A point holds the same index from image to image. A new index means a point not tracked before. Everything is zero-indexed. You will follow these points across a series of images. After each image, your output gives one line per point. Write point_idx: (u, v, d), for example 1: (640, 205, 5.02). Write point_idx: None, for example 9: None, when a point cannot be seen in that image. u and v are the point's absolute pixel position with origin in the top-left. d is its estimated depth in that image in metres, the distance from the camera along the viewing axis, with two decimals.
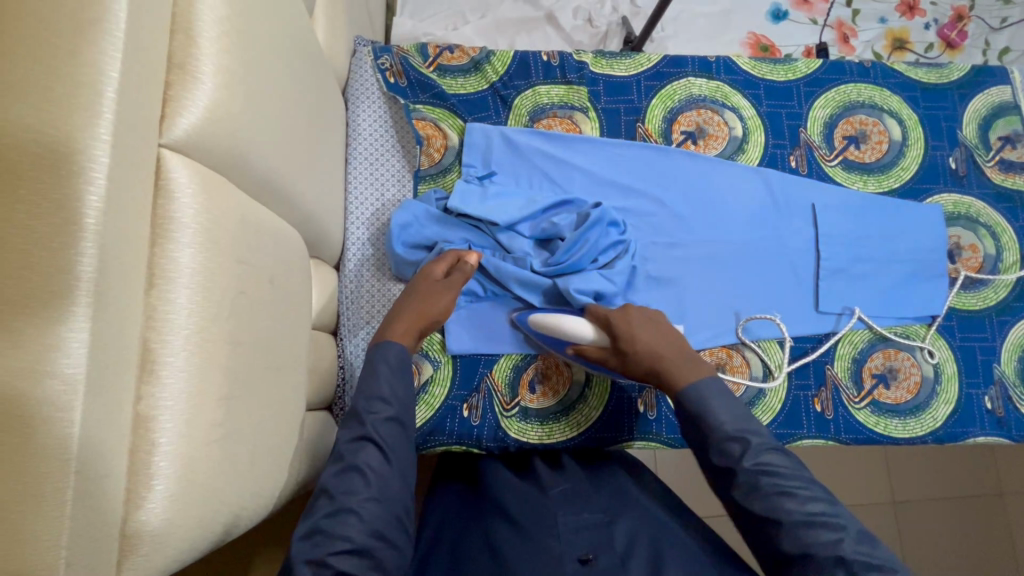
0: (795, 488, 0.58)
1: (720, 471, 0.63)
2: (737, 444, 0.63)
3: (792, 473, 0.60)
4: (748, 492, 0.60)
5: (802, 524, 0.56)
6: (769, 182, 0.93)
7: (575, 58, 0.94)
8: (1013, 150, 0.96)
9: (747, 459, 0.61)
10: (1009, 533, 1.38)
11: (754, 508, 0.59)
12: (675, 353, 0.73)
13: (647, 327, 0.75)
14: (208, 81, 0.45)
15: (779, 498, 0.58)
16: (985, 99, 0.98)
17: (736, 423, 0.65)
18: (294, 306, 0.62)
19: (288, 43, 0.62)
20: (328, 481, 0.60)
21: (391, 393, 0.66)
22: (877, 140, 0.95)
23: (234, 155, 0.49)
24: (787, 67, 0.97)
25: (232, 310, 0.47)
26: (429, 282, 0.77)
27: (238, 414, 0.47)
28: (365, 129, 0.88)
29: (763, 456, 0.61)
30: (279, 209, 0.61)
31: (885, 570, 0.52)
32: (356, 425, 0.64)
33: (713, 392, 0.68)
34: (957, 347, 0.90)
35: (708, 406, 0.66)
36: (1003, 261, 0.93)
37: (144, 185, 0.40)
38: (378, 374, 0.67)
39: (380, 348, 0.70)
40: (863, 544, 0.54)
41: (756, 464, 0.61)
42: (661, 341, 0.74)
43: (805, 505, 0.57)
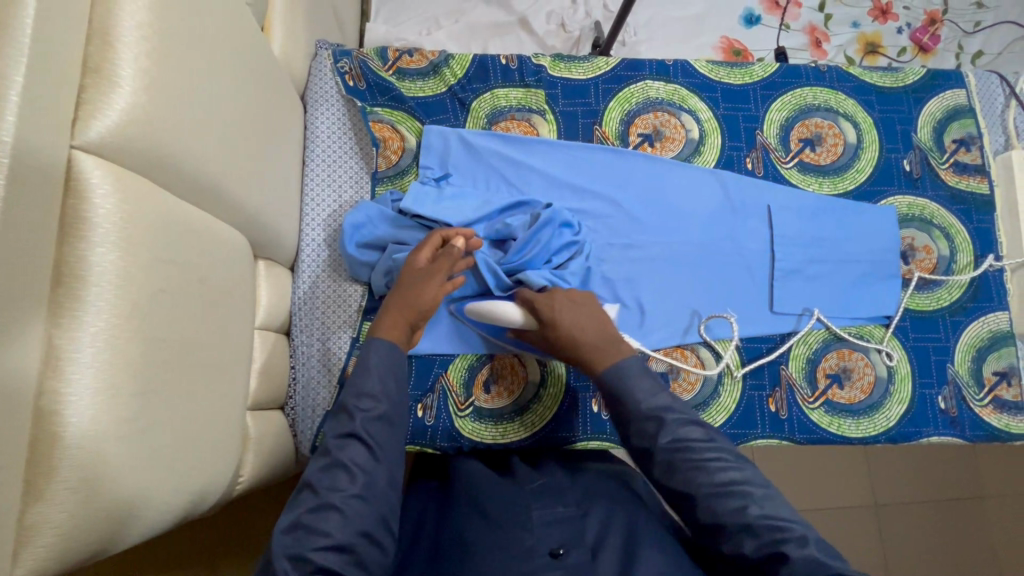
0: (706, 460, 0.61)
1: (640, 452, 0.65)
2: (653, 422, 0.65)
3: (705, 446, 0.62)
4: (665, 469, 0.62)
5: (713, 495, 0.59)
6: (725, 184, 0.93)
7: (533, 62, 0.95)
8: (968, 153, 0.97)
9: (662, 437, 0.63)
10: (987, 536, 1.37)
11: (672, 485, 0.61)
12: (597, 334, 0.73)
13: (575, 310, 0.75)
14: (125, 84, 0.46)
15: (692, 472, 0.60)
16: (940, 102, 0.99)
17: (652, 402, 0.66)
18: (233, 305, 0.63)
19: (230, 47, 0.64)
20: (312, 475, 0.60)
21: (380, 390, 0.66)
22: (833, 143, 0.96)
23: (161, 157, 0.50)
24: (744, 71, 0.98)
25: (152, 308, 0.48)
26: (413, 273, 0.76)
27: (158, 411, 0.48)
28: (323, 132, 0.89)
29: (678, 433, 0.63)
30: (218, 209, 0.62)
31: (787, 530, 0.55)
32: (343, 421, 0.63)
33: (631, 372, 0.69)
34: (911, 347, 0.91)
35: (627, 388, 0.68)
36: (957, 262, 0.94)
37: (55, 186, 0.41)
38: (368, 371, 0.67)
39: (369, 346, 0.70)
40: (768, 507, 0.57)
41: (671, 441, 0.63)
42: (583, 323, 0.74)
43: (714, 476, 0.59)
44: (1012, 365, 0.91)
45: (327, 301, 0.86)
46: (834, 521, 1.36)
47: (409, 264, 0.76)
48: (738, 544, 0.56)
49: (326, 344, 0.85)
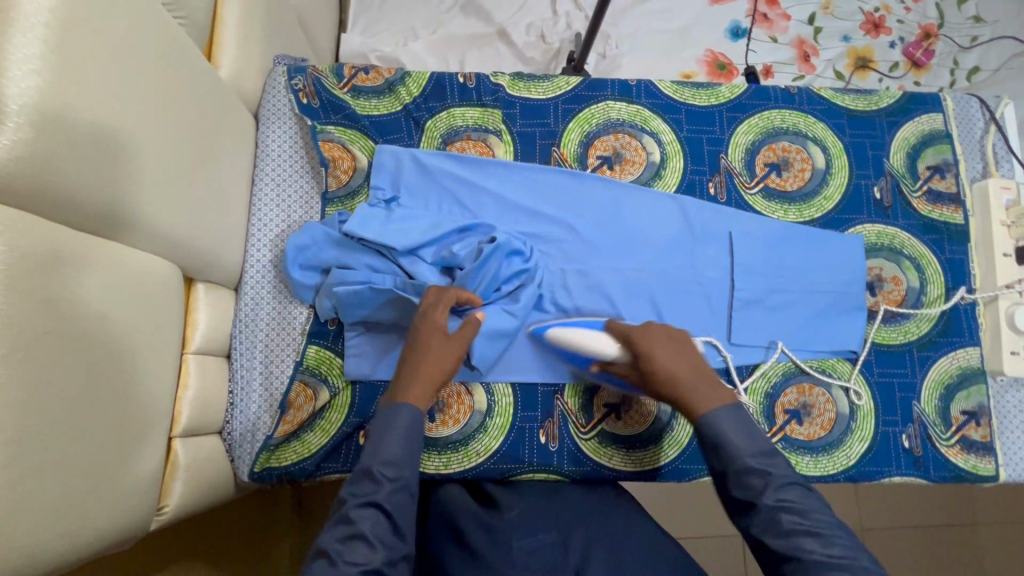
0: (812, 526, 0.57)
1: (742, 505, 0.62)
2: (760, 476, 0.62)
3: (808, 511, 0.58)
4: (766, 527, 0.59)
5: (822, 564, 0.54)
6: (685, 209, 0.91)
7: (491, 80, 0.93)
8: (942, 180, 0.94)
9: (768, 494, 0.60)
10: (981, 566, 1.32)
11: (774, 548, 0.58)
12: (693, 376, 0.71)
13: (669, 351, 0.73)
14: (8, 120, 0.46)
15: (801, 535, 0.57)
16: (915, 127, 0.95)
17: (756, 457, 0.63)
18: (148, 334, 0.62)
19: (156, 72, 0.63)
20: (328, 541, 0.58)
21: (405, 459, 0.64)
22: (800, 168, 0.93)
23: (52, 188, 0.50)
24: (710, 92, 0.95)
25: (35, 347, 0.47)
26: (440, 336, 0.74)
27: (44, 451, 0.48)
28: (274, 150, 0.88)
29: (784, 493, 0.60)
30: (136, 236, 0.61)
31: None
32: (366, 487, 0.61)
33: (732, 425, 0.66)
34: (874, 383, 0.88)
35: (727, 438, 0.65)
36: (927, 295, 0.90)
37: None
38: (395, 439, 0.65)
39: (394, 413, 0.67)
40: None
41: (777, 500, 0.60)
42: (676, 363, 0.72)
43: (823, 545, 0.56)
44: (981, 405, 0.87)
45: (272, 325, 0.84)
46: None
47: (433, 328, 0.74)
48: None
49: (268, 367, 0.83)
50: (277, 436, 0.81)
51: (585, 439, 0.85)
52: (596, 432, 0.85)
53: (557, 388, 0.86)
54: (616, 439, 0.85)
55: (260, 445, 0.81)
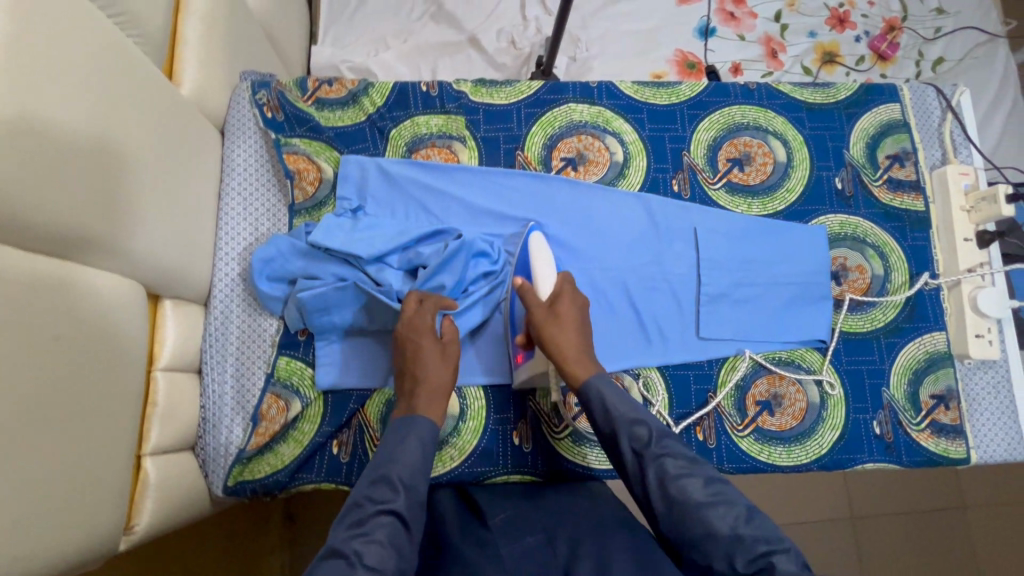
0: (692, 472, 0.61)
1: (627, 456, 0.65)
2: (642, 429, 0.66)
3: (688, 463, 0.62)
4: (656, 479, 0.62)
5: (704, 504, 0.58)
6: (650, 207, 0.92)
7: (454, 88, 0.94)
8: (902, 168, 0.95)
9: (653, 445, 0.64)
10: (968, 549, 1.33)
11: (660, 493, 0.61)
12: (584, 343, 0.75)
13: (577, 318, 0.76)
14: None
15: (683, 481, 0.60)
16: (873, 117, 0.97)
17: (641, 414, 0.68)
18: (109, 353, 0.62)
19: (113, 92, 0.63)
20: (342, 543, 0.55)
21: (422, 473, 0.63)
22: (762, 162, 0.94)
23: (3, 211, 0.50)
24: (670, 91, 0.96)
25: None
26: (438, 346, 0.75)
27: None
28: (239, 164, 0.89)
29: (667, 444, 0.64)
30: (89, 254, 0.61)
31: (775, 544, 0.54)
32: (385, 493, 0.60)
33: (610, 390, 0.70)
34: (843, 371, 0.89)
35: (615, 398, 0.69)
36: (892, 282, 0.91)
37: None
38: (415, 450, 0.65)
39: (413, 426, 0.68)
40: (756, 522, 0.56)
41: (661, 449, 0.64)
42: (576, 329, 0.75)
43: (705, 488, 0.60)
44: (950, 388, 0.88)
45: (242, 338, 0.84)
46: (812, 535, 1.32)
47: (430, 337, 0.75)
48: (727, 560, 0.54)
49: (239, 380, 0.83)
50: (250, 449, 0.81)
51: (559, 439, 0.85)
52: (569, 431, 0.86)
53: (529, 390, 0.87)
54: (589, 438, 0.86)
55: (232, 458, 0.81)
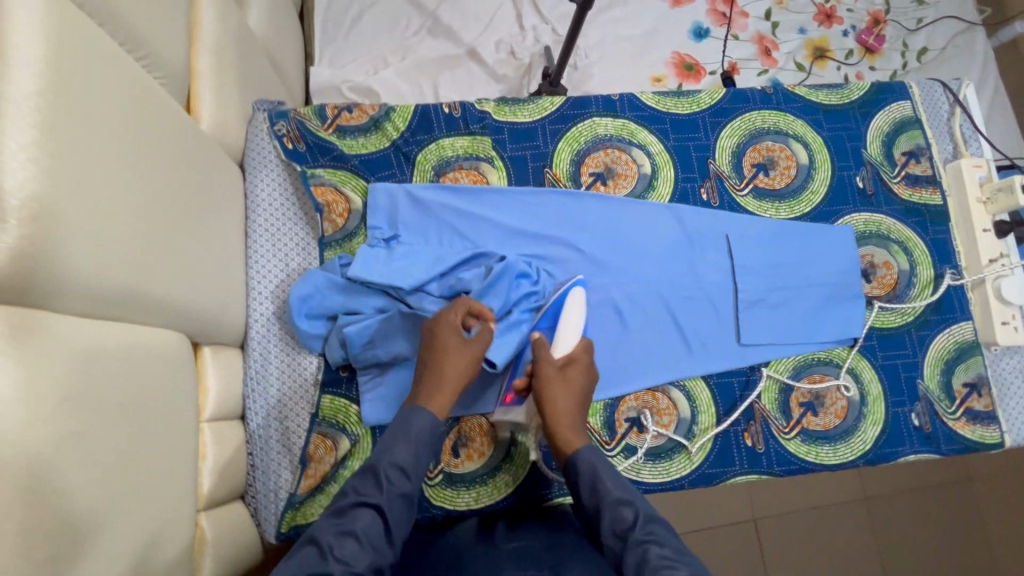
0: (673, 560, 0.55)
1: (612, 543, 0.60)
2: (627, 507, 0.62)
3: (673, 554, 0.56)
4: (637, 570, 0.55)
5: None
6: (681, 217, 0.92)
7: (477, 108, 0.93)
8: (918, 164, 0.98)
9: (638, 528, 0.59)
10: (979, 520, 1.37)
11: None
12: (579, 419, 0.72)
13: (582, 392, 0.75)
14: (10, 219, 0.42)
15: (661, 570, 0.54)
16: (887, 115, 0.99)
17: (630, 494, 0.64)
18: (163, 415, 0.59)
19: (146, 138, 0.60)
20: (321, 532, 0.57)
21: (412, 468, 0.63)
22: (785, 165, 0.96)
23: (62, 280, 0.46)
24: (691, 99, 0.97)
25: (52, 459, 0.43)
26: (456, 340, 0.73)
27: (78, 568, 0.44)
28: (265, 200, 0.86)
29: (652, 529, 0.59)
30: (142, 314, 0.57)
31: None
32: (369, 487, 0.61)
33: (602, 467, 0.67)
34: (880, 366, 0.91)
35: (603, 475, 0.66)
36: (918, 276, 0.94)
37: None
38: (404, 445, 0.64)
39: (410, 416, 0.67)
40: None
41: (646, 532, 0.59)
42: (577, 401, 0.74)
43: None
44: (980, 375, 0.90)
45: (282, 379, 0.82)
46: (833, 518, 1.34)
47: (450, 333, 0.73)
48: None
49: (282, 422, 0.81)
50: (301, 492, 0.78)
51: (611, 456, 0.85)
52: (621, 447, 0.85)
53: None
54: (641, 451, 0.85)
55: (284, 504, 0.78)
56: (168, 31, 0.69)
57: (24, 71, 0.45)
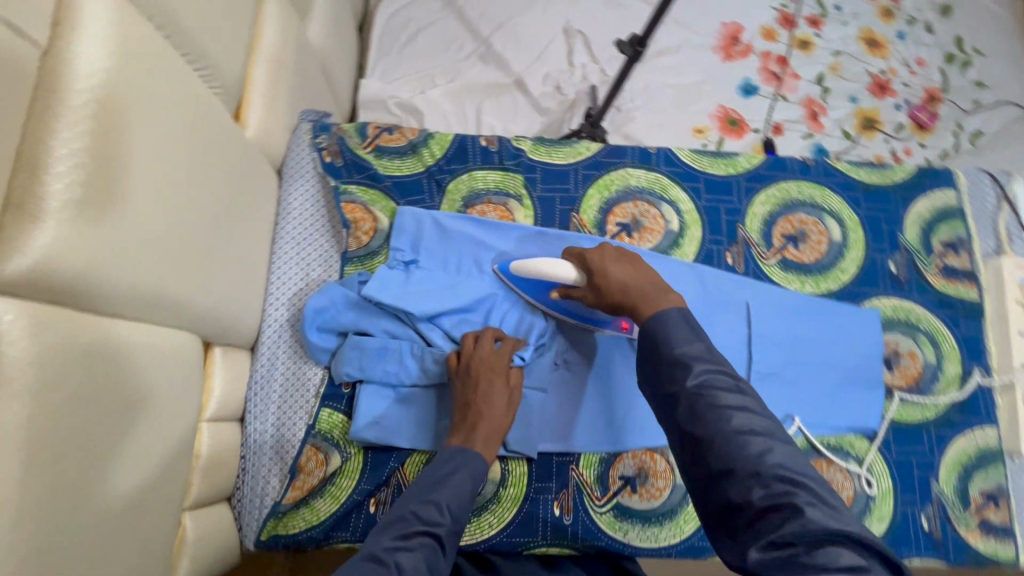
0: (728, 405, 0.56)
1: (667, 398, 0.60)
2: (681, 367, 0.59)
3: (729, 395, 0.57)
4: (688, 416, 0.57)
5: (729, 437, 0.54)
6: (703, 279, 0.91)
7: (514, 145, 0.95)
8: (956, 256, 0.95)
9: (691, 381, 0.58)
10: None
11: (693, 429, 0.56)
12: (644, 286, 0.70)
13: (624, 264, 0.74)
14: (49, 220, 0.44)
15: (712, 415, 0.56)
16: (928, 201, 0.97)
17: (686, 348, 0.61)
18: (168, 416, 0.60)
19: (192, 143, 0.62)
20: (385, 544, 0.59)
21: (465, 508, 0.66)
22: (817, 240, 0.94)
23: (88, 280, 0.48)
24: (728, 162, 0.96)
25: (53, 457, 0.44)
26: (501, 387, 0.78)
27: (54, 567, 0.45)
28: (296, 209, 0.88)
29: (707, 379, 0.58)
30: (162, 315, 0.59)
31: (798, 484, 0.50)
32: (432, 513, 0.63)
33: (672, 321, 0.63)
34: (893, 461, 0.87)
35: (663, 336, 0.62)
36: (943, 372, 0.90)
37: None
38: (464, 484, 0.68)
39: (462, 454, 0.71)
40: (787, 459, 0.52)
41: (699, 385, 0.58)
42: (629, 274, 0.72)
43: (732, 423, 0.55)
44: (1000, 486, 0.86)
45: (286, 385, 0.83)
46: None
47: (495, 377, 0.77)
48: (745, 492, 0.51)
49: (279, 430, 0.81)
50: (286, 502, 0.78)
51: (600, 512, 0.83)
52: (612, 505, 0.83)
53: (573, 459, 0.85)
54: (632, 513, 0.83)
55: (268, 512, 0.79)
56: (230, 42, 0.72)
57: (87, 80, 0.48)
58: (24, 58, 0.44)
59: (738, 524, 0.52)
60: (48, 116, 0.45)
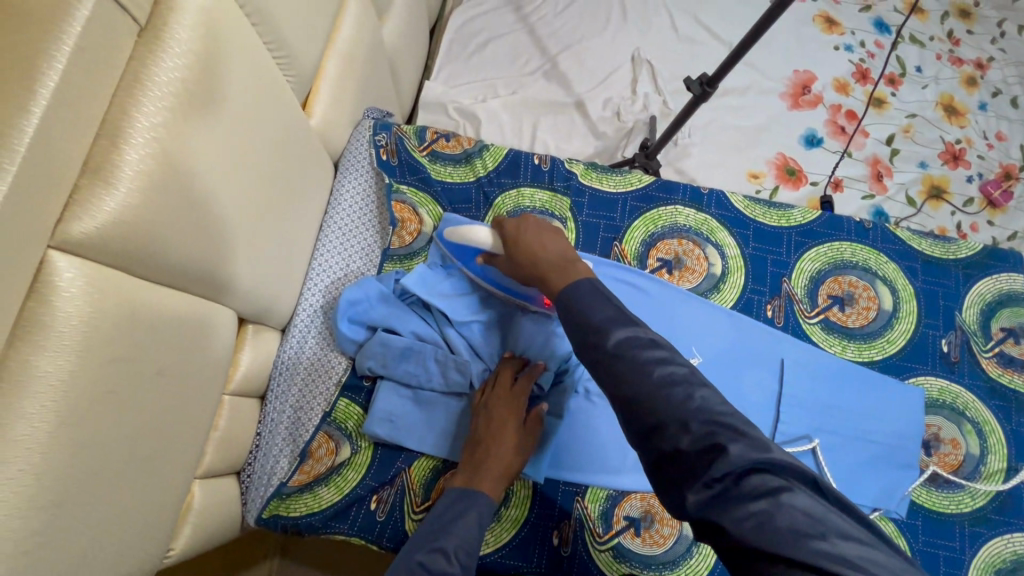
0: (652, 358, 0.51)
1: (588, 361, 0.55)
2: (598, 332, 0.54)
3: (648, 347, 0.52)
4: (613, 378, 0.52)
5: (656, 389, 0.50)
6: (740, 329, 0.88)
7: (566, 167, 0.95)
8: (1015, 345, 0.89)
9: (610, 341, 0.53)
10: None
11: (619, 389, 0.52)
12: (556, 258, 0.66)
13: (542, 235, 0.70)
14: (121, 186, 0.47)
15: (634, 371, 0.51)
16: (992, 283, 0.92)
17: (602, 312, 0.55)
18: (195, 385, 0.62)
19: (261, 127, 0.65)
20: None
21: (473, 550, 0.66)
22: (865, 306, 0.90)
23: (145, 247, 0.50)
24: (782, 213, 0.94)
25: (86, 412, 0.46)
26: (513, 427, 0.77)
27: (68, 517, 0.46)
28: (347, 200, 0.90)
29: (626, 336, 0.53)
30: (205, 288, 0.61)
31: (722, 422, 0.47)
32: (439, 561, 0.63)
33: (584, 291, 0.58)
34: (918, 551, 0.81)
35: (579, 306, 0.57)
36: (986, 466, 0.84)
37: (21, 290, 0.41)
38: (471, 526, 0.68)
39: (470, 497, 0.71)
40: (710, 401, 0.49)
41: (619, 343, 0.53)
42: (544, 246, 0.68)
43: (655, 374, 0.50)
44: None
45: (310, 370, 0.84)
46: None
47: (506, 416, 0.77)
48: (675, 440, 0.48)
49: (297, 412, 0.83)
50: (292, 485, 0.79)
51: (599, 549, 0.80)
52: (612, 544, 0.80)
53: (579, 490, 0.83)
54: (632, 556, 0.80)
55: (272, 491, 0.80)
56: (310, 36, 0.75)
57: (177, 58, 0.50)
58: (123, 33, 0.47)
59: (672, 474, 0.48)
60: (135, 89, 0.48)
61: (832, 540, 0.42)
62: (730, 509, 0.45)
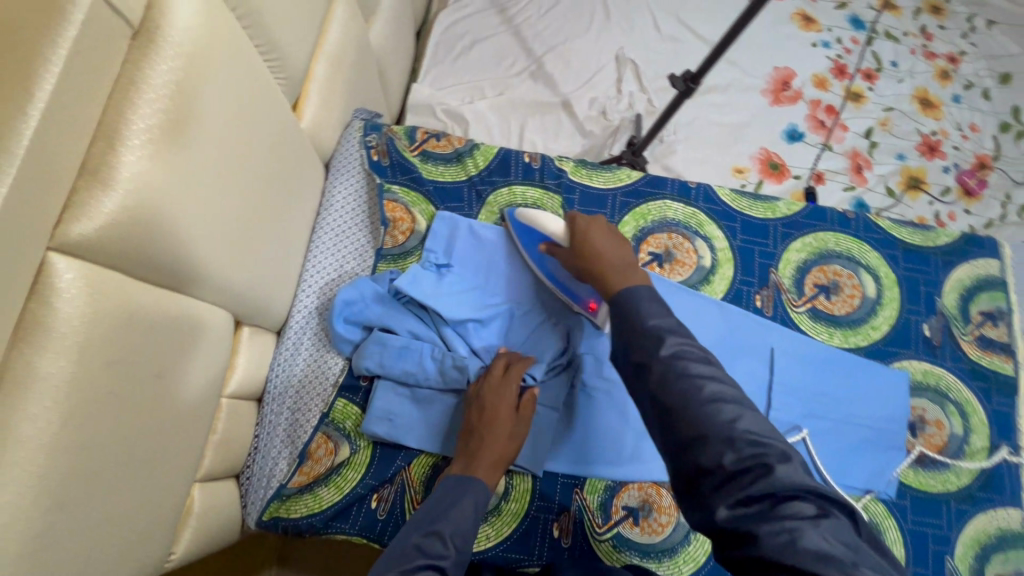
0: (701, 375, 0.54)
1: (636, 368, 0.57)
2: (652, 340, 0.57)
3: (701, 365, 0.54)
4: (660, 383, 0.54)
5: (704, 404, 0.52)
6: (729, 319, 0.90)
7: (556, 164, 0.97)
8: (994, 328, 0.92)
9: (664, 351, 0.55)
10: None
11: (664, 399, 0.54)
12: (619, 261, 0.70)
13: (610, 240, 0.73)
14: (118, 188, 0.47)
15: (683, 384, 0.53)
16: (970, 269, 0.95)
17: (658, 321, 0.58)
18: (194, 387, 0.62)
19: (253, 129, 0.65)
20: None
21: (468, 538, 0.65)
22: (849, 294, 0.92)
23: (142, 249, 0.50)
24: (767, 205, 0.96)
25: (87, 414, 0.46)
26: (505, 413, 0.77)
27: (70, 519, 0.46)
28: (339, 202, 0.91)
29: (681, 350, 0.56)
30: (201, 290, 0.61)
31: (766, 446, 0.49)
32: (434, 548, 0.62)
33: (640, 291, 0.62)
34: (907, 530, 0.83)
35: (636, 306, 0.60)
36: (970, 445, 0.87)
37: (20, 291, 0.41)
38: (466, 514, 0.67)
39: (464, 484, 0.71)
40: (755, 424, 0.51)
41: (672, 354, 0.55)
42: (610, 249, 0.72)
43: (704, 391, 0.52)
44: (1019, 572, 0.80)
45: (307, 372, 0.84)
46: None
47: (499, 404, 0.78)
48: (716, 456, 0.49)
49: (294, 414, 0.83)
50: (291, 486, 0.79)
51: (598, 540, 0.81)
52: (612, 534, 0.82)
53: (577, 482, 0.84)
54: (631, 546, 0.81)
55: (272, 493, 0.80)
56: (301, 38, 0.76)
57: (171, 61, 0.50)
58: (118, 36, 0.47)
59: (707, 487, 0.50)
60: (130, 92, 0.48)
61: (862, 569, 0.43)
62: (761, 527, 0.46)
